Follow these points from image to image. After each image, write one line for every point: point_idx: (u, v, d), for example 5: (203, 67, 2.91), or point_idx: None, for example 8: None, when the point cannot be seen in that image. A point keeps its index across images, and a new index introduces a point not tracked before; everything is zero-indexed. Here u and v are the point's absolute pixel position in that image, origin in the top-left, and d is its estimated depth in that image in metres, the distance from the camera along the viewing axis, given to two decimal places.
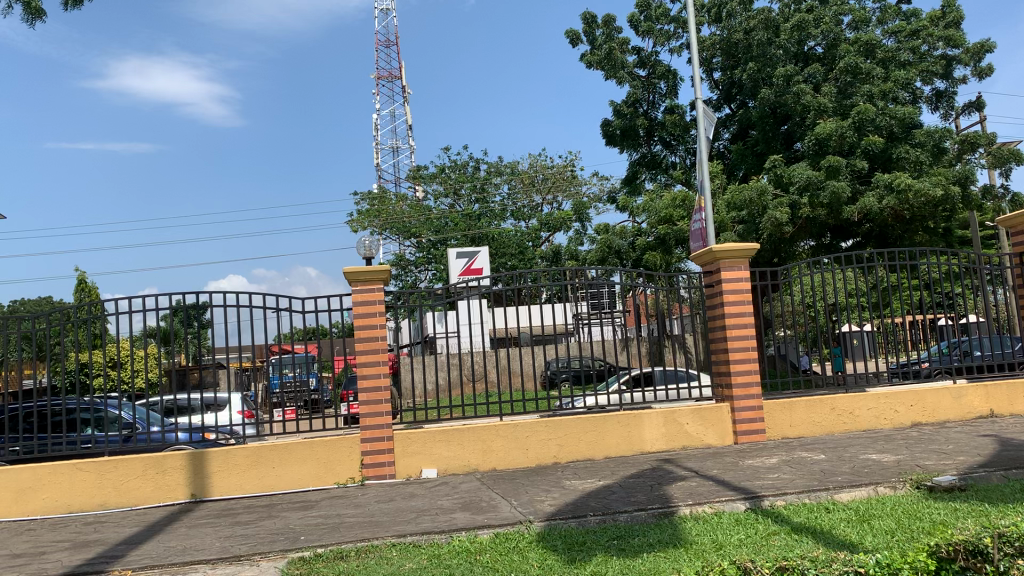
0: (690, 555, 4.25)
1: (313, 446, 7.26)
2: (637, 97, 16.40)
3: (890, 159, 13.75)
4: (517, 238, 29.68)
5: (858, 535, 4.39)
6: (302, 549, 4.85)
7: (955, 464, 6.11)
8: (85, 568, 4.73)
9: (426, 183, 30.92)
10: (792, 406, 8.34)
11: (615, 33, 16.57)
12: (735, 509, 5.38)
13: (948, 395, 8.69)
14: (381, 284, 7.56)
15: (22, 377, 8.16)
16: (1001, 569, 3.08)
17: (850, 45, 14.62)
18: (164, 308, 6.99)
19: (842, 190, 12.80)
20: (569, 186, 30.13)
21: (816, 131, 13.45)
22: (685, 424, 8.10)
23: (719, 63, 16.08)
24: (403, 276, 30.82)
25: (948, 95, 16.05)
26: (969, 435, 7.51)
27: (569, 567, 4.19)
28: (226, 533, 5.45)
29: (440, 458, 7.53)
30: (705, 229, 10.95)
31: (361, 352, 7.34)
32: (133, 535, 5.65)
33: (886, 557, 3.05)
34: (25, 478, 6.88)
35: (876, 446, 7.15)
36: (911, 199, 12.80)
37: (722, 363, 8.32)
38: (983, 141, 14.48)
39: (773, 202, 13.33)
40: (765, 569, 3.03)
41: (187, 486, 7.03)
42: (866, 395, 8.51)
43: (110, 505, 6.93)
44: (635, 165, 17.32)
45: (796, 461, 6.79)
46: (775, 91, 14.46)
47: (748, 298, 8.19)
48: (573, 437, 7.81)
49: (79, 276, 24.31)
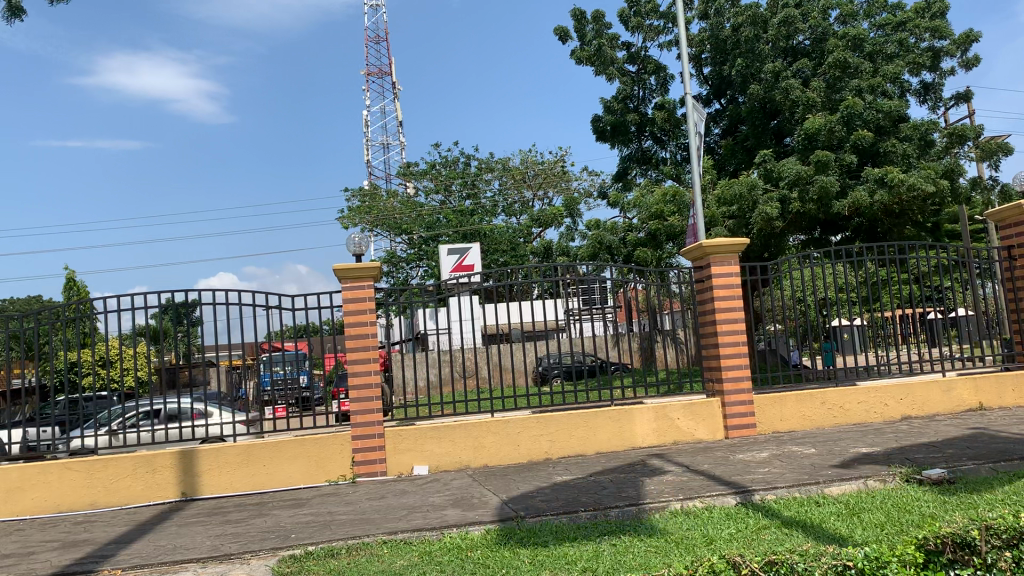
0: (680, 549, 4.27)
1: (305, 444, 7.24)
2: (627, 93, 16.40)
3: (879, 153, 13.69)
4: (509, 234, 29.66)
5: (848, 530, 4.40)
6: (293, 547, 4.82)
7: (945, 456, 6.14)
8: (74, 568, 4.68)
9: (417, 180, 30.88)
10: (781, 401, 8.38)
11: (605, 29, 16.53)
12: (726, 503, 5.43)
13: (937, 387, 8.73)
14: (369, 281, 7.52)
15: (9, 377, 8.02)
16: (989, 561, 3.08)
17: (839, 38, 14.42)
18: (154, 306, 7.05)
19: (830, 184, 12.79)
20: (559, 181, 30.10)
21: (804, 126, 13.54)
22: (677, 419, 8.11)
23: (708, 58, 16.16)
24: (395, 273, 30.71)
25: (935, 87, 16.09)
26: (957, 427, 7.56)
27: (561, 562, 4.18)
28: (216, 532, 5.41)
29: (432, 455, 7.51)
30: (698, 225, 10.88)
31: (352, 349, 7.32)
32: (123, 534, 5.60)
33: (874, 550, 3.03)
34: (14, 478, 6.81)
35: (866, 440, 7.20)
36: (903, 193, 12.83)
37: (713, 356, 8.34)
38: (970, 134, 14.49)
39: (762, 197, 13.36)
40: (754, 564, 2.98)
41: (177, 485, 6.99)
42: (856, 389, 8.55)
43: (99, 505, 6.87)
44: (626, 161, 17.30)
45: (786, 455, 6.82)
46: (763, 87, 14.58)
47: (737, 292, 8.20)
48: (564, 432, 7.81)
49: (67, 275, 24.14)
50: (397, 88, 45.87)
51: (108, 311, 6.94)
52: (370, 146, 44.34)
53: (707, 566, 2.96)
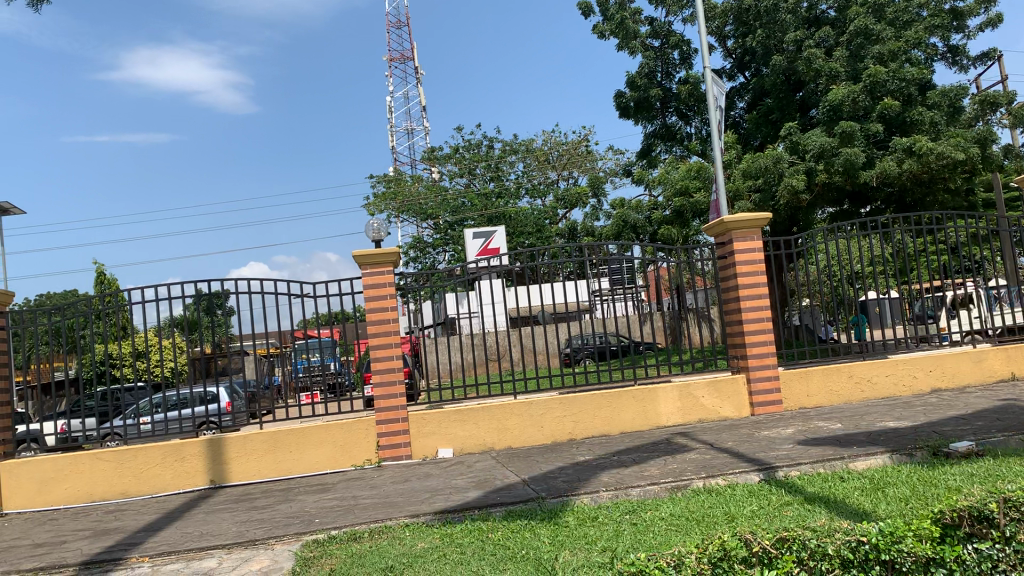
0: (700, 527, 4.27)
1: (330, 429, 7.36)
2: (650, 68, 16.10)
3: (906, 123, 13.22)
4: (534, 217, 29.52)
5: (872, 504, 4.35)
6: (316, 532, 4.92)
7: (974, 429, 6.01)
8: (104, 557, 4.82)
9: (441, 164, 30.93)
10: (808, 375, 8.26)
11: (627, 3, 16.25)
12: (749, 480, 5.39)
13: (968, 358, 8.54)
14: (389, 267, 7.58)
15: (50, 371, 8.26)
16: (1007, 534, 3.02)
17: (861, 5, 14.02)
18: (182, 298, 7.20)
19: (855, 155, 12.37)
20: (584, 162, 29.93)
21: (828, 97, 13.18)
22: (701, 397, 8.05)
23: (731, 30, 15.67)
24: (422, 258, 30.78)
25: (961, 50, 15.54)
26: (988, 399, 7.39)
27: (580, 542, 4.20)
28: (242, 518, 5.54)
29: (456, 438, 7.59)
30: (720, 202, 10.68)
31: (373, 335, 7.36)
32: (153, 522, 5.78)
33: (889, 525, 2.97)
34: (48, 469, 7.05)
35: (894, 414, 7.08)
36: (933, 162, 12.45)
37: (736, 333, 8.25)
38: (1004, 100, 14.00)
39: (789, 169, 13.00)
40: (766, 540, 2.91)
41: (206, 472, 7.17)
42: (884, 362, 8.38)
43: (131, 494, 7.08)
44: (650, 137, 17.10)
45: (811, 431, 6.73)
46: (786, 57, 14.23)
47: (761, 267, 8.06)
48: (587, 413, 7.81)
49: (99, 269, 24.89)
50: (419, 73, 46.09)
51: (140, 303, 7.08)
52: (394, 132, 44.47)
53: (718, 545, 2.90)
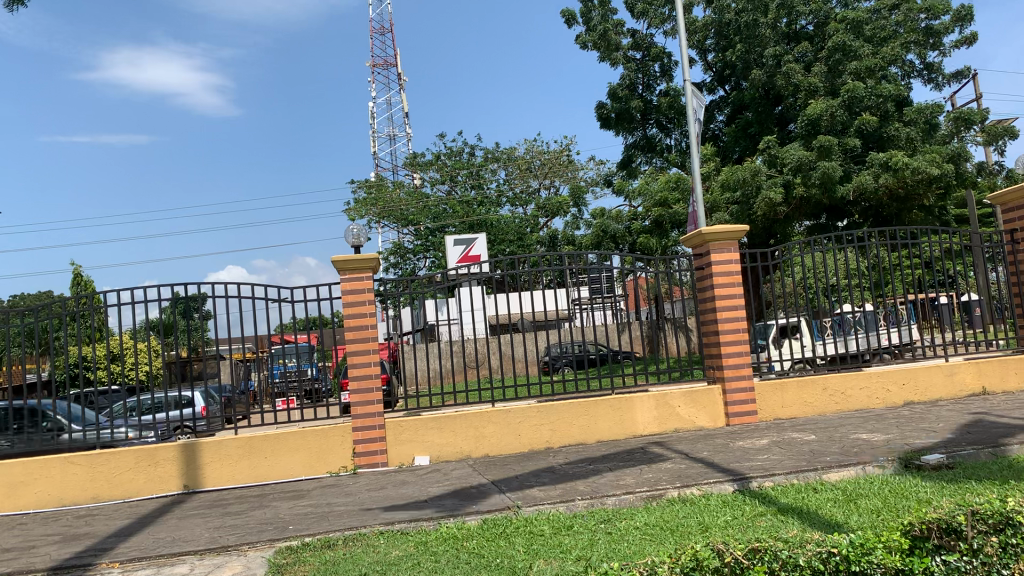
0: (676, 536, 4.29)
1: (306, 435, 7.28)
2: (631, 79, 16.27)
3: (883, 138, 13.62)
4: (516, 225, 29.58)
5: (844, 515, 4.41)
6: (290, 539, 4.87)
7: (943, 442, 6.12)
8: (71, 563, 4.72)
9: (423, 171, 30.89)
10: (783, 387, 8.35)
11: (610, 15, 16.41)
12: (723, 490, 5.43)
13: (940, 371, 8.69)
14: (369, 273, 7.55)
15: (21, 372, 8.08)
16: (974, 546, 3.07)
17: (839, 22, 14.27)
18: (156, 300, 6.99)
19: (832, 169, 12.60)
20: (565, 171, 30.08)
21: (807, 112, 13.34)
22: (678, 407, 8.10)
23: (712, 44, 15.89)
24: (402, 265, 30.64)
25: (936, 68, 15.88)
26: (959, 413, 7.53)
27: (555, 551, 4.20)
28: (215, 524, 5.46)
29: (433, 445, 7.55)
30: (698, 213, 10.77)
31: (350, 341, 7.31)
32: (123, 527, 5.67)
33: (859, 537, 3.02)
34: (16, 472, 6.89)
35: (866, 426, 7.18)
36: (908, 177, 12.67)
37: (713, 344, 8.31)
38: (977, 119, 14.31)
39: (767, 182, 13.18)
40: (739, 550, 2.93)
41: (179, 477, 7.06)
42: (858, 375, 8.51)
43: (102, 498, 6.94)
44: (630, 148, 17.25)
45: (785, 442, 6.81)
46: (765, 72, 14.41)
47: (738, 279, 8.15)
48: (565, 421, 7.82)
49: (74, 270, 24.48)
50: (402, 80, 46.04)
51: (117, 304, 6.87)
52: (376, 138, 44.34)
53: (691, 555, 2.92)
